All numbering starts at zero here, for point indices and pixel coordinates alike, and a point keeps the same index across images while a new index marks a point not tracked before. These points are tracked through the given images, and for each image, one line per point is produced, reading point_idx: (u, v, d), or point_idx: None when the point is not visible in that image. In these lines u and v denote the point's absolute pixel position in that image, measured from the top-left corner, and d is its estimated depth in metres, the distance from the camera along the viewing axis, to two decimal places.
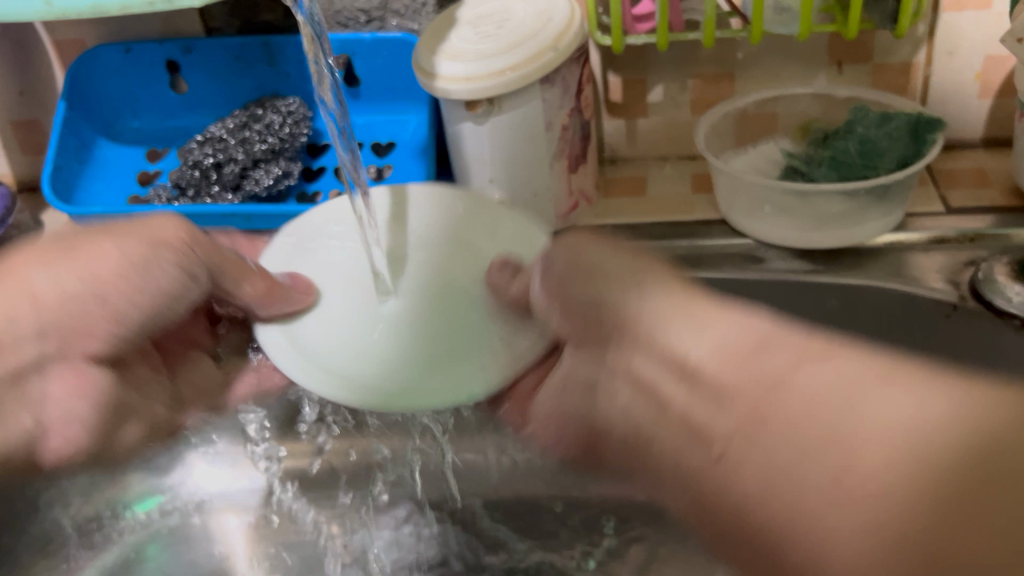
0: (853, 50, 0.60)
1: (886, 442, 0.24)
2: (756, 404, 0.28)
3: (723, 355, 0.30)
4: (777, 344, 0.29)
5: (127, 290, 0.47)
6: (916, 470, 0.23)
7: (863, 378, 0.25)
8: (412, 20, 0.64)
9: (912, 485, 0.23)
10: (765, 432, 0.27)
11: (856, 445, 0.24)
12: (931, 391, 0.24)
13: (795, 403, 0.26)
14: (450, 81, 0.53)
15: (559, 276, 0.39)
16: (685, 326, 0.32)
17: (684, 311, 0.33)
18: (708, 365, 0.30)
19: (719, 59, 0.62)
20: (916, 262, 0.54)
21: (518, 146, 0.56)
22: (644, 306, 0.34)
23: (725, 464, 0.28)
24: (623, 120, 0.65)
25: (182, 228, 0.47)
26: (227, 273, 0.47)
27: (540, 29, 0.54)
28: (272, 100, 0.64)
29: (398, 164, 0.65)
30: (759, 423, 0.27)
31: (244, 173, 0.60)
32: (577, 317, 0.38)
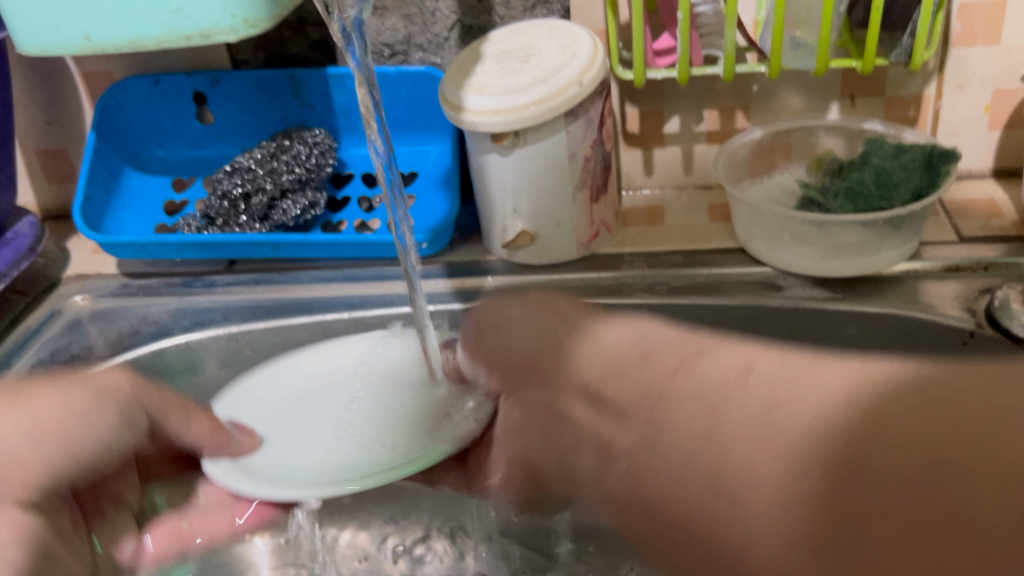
0: (865, 84, 0.62)
1: (775, 455, 0.33)
2: (673, 435, 0.39)
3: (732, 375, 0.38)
4: (693, 363, 0.40)
5: (64, 440, 0.44)
6: (811, 457, 0.32)
7: (779, 392, 0.35)
8: (436, 53, 0.66)
9: (805, 460, 0.32)
10: (716, 428, 0.37)
11: (749, 454, 0.34)
12: (835, 381, 0.33)
13: (740, 409, 0.36)
14: (477, 114, 0.55)
15: (474, 334, 0.50)
16: (612, 339, 0.44)
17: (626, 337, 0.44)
18: (728, 383, 0.37)
19: (736, 92, 0.63)
20: (930, 290, 0.56)
21: (542, 177, 0.58)
22: (610, 337, 0.44)
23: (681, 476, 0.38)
24: (641, 150, 0.66)
25: (124, 377, 0.48)
26: (167, 417, 0.49)
27: (565, 64, 0.55)
28: (299, 131, 0.65)
29: (421, 193, 0.67)
30: (705, 426, 0.37)
31: (272, 203, 0.62)
32: (512, 373, 0.48)
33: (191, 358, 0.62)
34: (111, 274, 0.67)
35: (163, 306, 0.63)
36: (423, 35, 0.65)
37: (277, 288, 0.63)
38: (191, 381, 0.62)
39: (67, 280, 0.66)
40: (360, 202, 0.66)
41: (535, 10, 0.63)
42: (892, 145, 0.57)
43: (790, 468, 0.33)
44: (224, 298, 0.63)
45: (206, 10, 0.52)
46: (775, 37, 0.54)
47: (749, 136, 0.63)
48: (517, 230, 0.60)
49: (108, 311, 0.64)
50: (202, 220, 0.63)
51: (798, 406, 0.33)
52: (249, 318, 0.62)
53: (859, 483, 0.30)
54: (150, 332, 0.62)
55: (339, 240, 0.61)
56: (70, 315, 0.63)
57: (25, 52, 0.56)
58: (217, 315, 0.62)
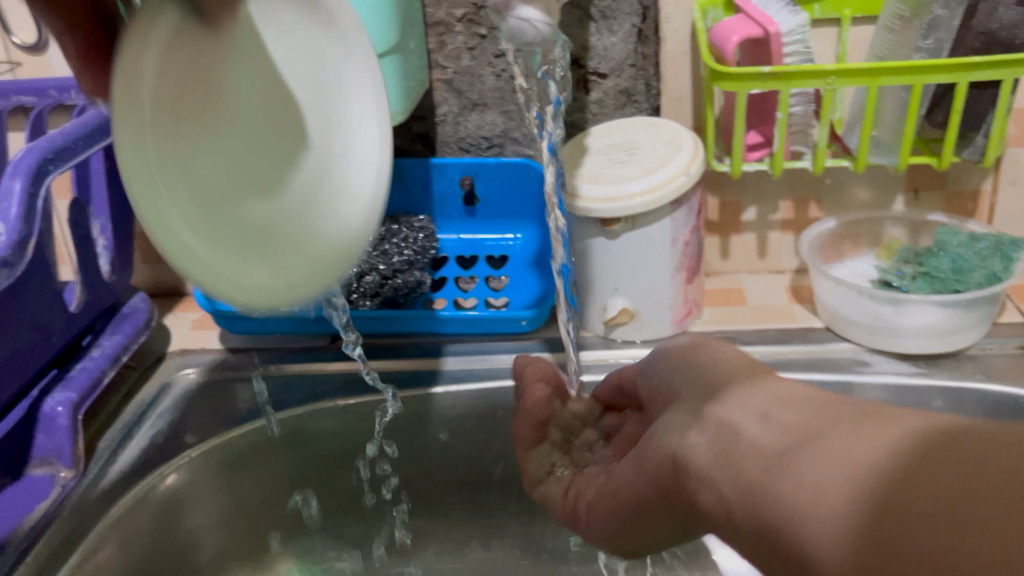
0: (929, 179, 0.68)
1: (849, 469, 0.25)
2: (789, 444, 0.28)
3: (774, 423, 0.30)
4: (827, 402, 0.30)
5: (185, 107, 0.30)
6: (874, 481, 0.24)
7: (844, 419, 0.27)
8: (529, 146, 0.71)
9: (869, 496, 0.24)
10: (784, 476, 0.27)
11: (813, 489, 0.26)
12: (882, 421, 0.26)
13: (818, 461, 0.26)
14: (592, 201, 0.59)
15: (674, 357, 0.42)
16: (752, 394, 0.33)
17: (760, 386, 0.33)
18: (758, 431, 0.30)
19: (810, 184, 0.69)
20: (1005, 364, 0.60)
21: (645, 259, 0.62)
22: (731, 385, 0.35)
23: (773, 487, 0.28)
24: (719, 236, 0.72)
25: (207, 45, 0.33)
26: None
27: (672, 157, 0.60)
28: (406, 217, 0.70)
29: (514, 275, 0.70)
30: (777, 474, 0.28)
31: (383, 281, 0.65)
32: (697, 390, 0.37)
33: (311, 429, 0.63)
34: (216, 349, 0.69)
35: (270, 380, 0.66)
36: (519, 129, 0.70)
37: (386, 362, 0.66)
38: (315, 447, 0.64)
39: (172, 354, 0.69)
40: (458, 281, 0.70)
41: (625, 108, 0.69)
42: (965, 236, 0.63)
43: (846, 524, 0.24)
44: (331, 373, 0.66)
45: None
46: (863, 136, 0.60)
47: (826, 225, 0.68)
48: (618, 307, 0.64)
49: (219, 385, 0.66)
50: None
51: (858, 451, 0.25)
52: (362, 390, 0.64)
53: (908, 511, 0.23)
54: (266, 405, 0.64)
55: (452, 316, 0.64)
56: (179, 387, 0.66)
57: None
58: (329, 387, 0.65)
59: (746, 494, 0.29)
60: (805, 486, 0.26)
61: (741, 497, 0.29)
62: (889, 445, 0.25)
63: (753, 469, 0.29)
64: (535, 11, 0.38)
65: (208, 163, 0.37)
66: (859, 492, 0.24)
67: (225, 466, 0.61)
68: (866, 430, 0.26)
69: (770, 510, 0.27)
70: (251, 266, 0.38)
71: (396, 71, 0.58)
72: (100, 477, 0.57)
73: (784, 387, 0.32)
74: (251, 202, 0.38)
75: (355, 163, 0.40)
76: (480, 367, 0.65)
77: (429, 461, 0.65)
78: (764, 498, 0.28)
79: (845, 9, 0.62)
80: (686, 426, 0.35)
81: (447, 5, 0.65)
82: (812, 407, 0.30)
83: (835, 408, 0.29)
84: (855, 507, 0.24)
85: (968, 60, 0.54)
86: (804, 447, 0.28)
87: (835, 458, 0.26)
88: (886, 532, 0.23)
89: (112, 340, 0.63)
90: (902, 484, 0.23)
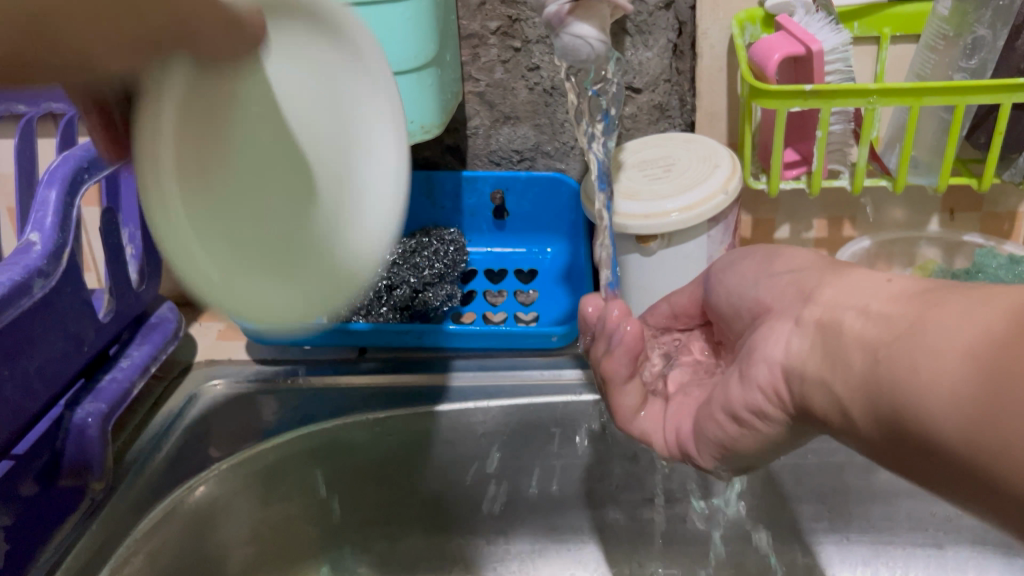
0: (966, 200, 0.67)
1: (955, 347, 0.28)
2: (900, 331, 0.31)
3: (882, 311, 0.33)
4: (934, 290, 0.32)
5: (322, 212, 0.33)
6: (982, 352, 0.27)
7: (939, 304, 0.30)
8: (561, 160, 0.70)
9: (977, 367, 0.27)
10: (892, 358, 0.30)
11: (928, 366, 0.28)
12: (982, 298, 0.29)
13: (929, 338, 0.29)
14: (628, 218, 0.58)
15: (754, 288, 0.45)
16: (850, 293, 0.36)
17: (854, 286, 0.36)
18: (869, 320, 0.33)
19: (845, 203, 0.68)
20: None
21: (678, 275, 0.62)
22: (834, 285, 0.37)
23: (885, 366, 0.31)
24: (751, 254, 0.71)
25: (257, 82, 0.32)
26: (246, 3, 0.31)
27: (710, 174, 0.60)
28: (436, 230, 0.70)
29: (544, 290, 0.70)
30: (886, 359, 0.31)
31: (415, 293, 0.65)
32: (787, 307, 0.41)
33: (340, 444, 0.63)
34: (242, 359, 0.69)
35: (300, 392, 0.65)
36: (551, 143, 0.70)
37: (415, 375, 0.66)
38: (345, 461, 0.63)
39: (199, 365, 0.68)
40: (486, 295, 0.69)
41: (659, 123, 0.70)
42: (1004, 258, 0.62)
43: (956, 394, 0.27)
44: (361, 386, 0.65)
45: None
46: (903, 157, 0.59)
47: (861, 245, 0.67)
48: None
49: (247, 397, 0.65)
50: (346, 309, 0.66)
51: (966, 325, 0.28)
52: (391, 404, 0.63)
53: (1008, 366, 0.25)
54: (293, 419, 0.63)
55: (484, 330, 0.63)
56: (206, 399, 0.65)
57: None
58: (357, 402, 0.64)
59: (866, 381, 0.32)
60: (916, 362, 0.29)
61: (855, 389, 0.32)
62: (997, 312, 0.27)
63: (857, 360, 0.32)
64: (590, 28, 0.37)
65: (213, 239, 0.35)
66: (970, 361, 0.27)
67: (254, 480, 0.61)
68: (966, 300, 0.29)
69: (888, 393, 0.30)
70: (274, 284, 0.37)
71: (434, 84, 0.58)
72: (128, 490, 0.57)
73: (882, 280, 0.35)
74: (290, 222, 0.37)
75: (371, 207, 0.38)
76: (509, 383, 0.64)
77: (457, 477, 0.65)
78: (882, 384, 0.31)
79: (885, 27, 0.61)
80: (788, 330, 0.39)
81: (482, 17, 0.65)
82: (907, 296, 0.32)
83: (930, 296, 0.31)
84: (961, 372, 0.27)
85: (1013, 81, 0.53)
86: (909, 331, 0.30)
87: (941, 327, 0.29)
88: (991, 390, 0.26)
89: (141, 351, 0.62)
90: (1006, 350, 0.26)
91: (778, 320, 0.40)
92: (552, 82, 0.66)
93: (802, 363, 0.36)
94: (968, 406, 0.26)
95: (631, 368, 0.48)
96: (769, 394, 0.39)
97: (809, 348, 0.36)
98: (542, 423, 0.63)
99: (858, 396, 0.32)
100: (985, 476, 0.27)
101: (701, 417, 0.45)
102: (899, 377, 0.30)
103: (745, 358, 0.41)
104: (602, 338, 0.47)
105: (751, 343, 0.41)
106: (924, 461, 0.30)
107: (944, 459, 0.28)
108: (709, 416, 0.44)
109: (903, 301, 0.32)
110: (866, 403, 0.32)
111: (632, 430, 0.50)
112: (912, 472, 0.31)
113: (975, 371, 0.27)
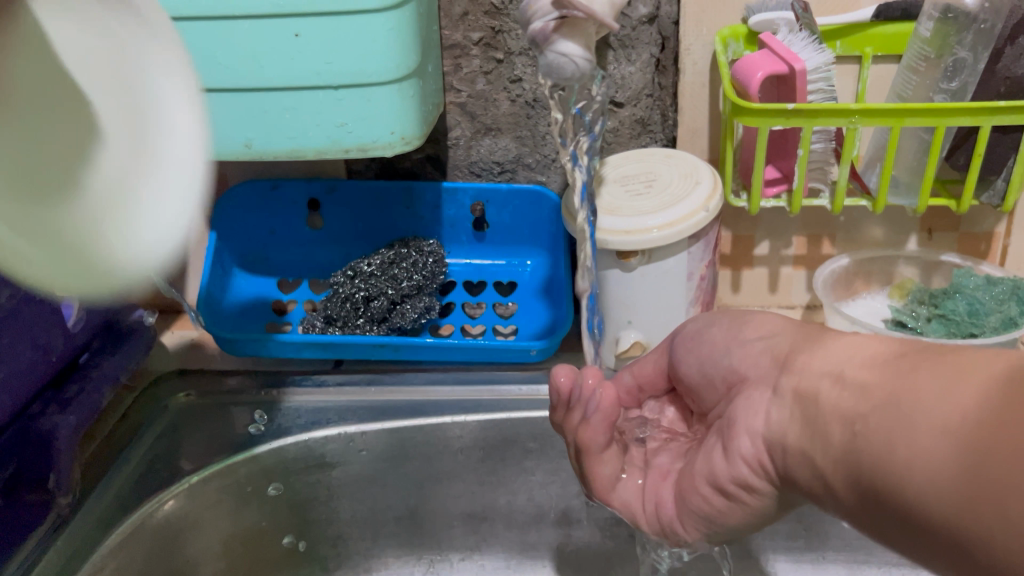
0: (943, 220, 0.68)
1: (945, 423, 0.28)
2: (878, 401, 0.31)
3: (859, 375, 0.33)
4: (904, 356, 0.32)
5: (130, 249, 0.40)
6: (976, 428, 0.27)
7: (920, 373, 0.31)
8: (542, 173, 0.70)
9: (971, 443, 0.27)
10: (872, 432, 0.31)
11: (916, 441, 0.29)
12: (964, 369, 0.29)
13: (917, 410, 0.29)
14: (610, 232, 0.58)
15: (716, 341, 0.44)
16: (820, 355, 0.36)
17: (820, 348, 0.37)
18: (846, 384, 0.33)
19: (824, 222, 0.68)
20: None
21: (659, 292, 0.61)
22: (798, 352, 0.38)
23: (868, 438, 0.31)
24: (730, 270, 0.71)
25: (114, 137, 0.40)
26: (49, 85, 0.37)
27: (691, 191, 0.59)
28: (415, 241, 0.69)
29: (522, 303, 0.69)
30: (866, 431, 0.31)
31: (392, 306, 0.65)
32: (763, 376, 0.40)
33: (315, 457, 0.62)
34: (216, 369, 0.68)
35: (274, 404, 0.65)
36: (532, 156, 0.69)
37: (392, 391, 0.65)
38: (318, 475, 0.63)
39: (172, 375, 0.67)
40: (465, 307, 0.69)
41: (640, 138, 0.69)
42: (980, 278, 0.62)
43: (947, 468, 0.27)
44: (336, 399, 0.65)
45: (368, 128, 0.56)
46: (883, 177, 0.59)
47: (839, 263, 0.68)
48: (630, 340, 0.63)
49: (219, 409, 0.65)
50: (323, 321, 0.65)
51: (956, 397, 0.28)
52: (367, 418, 0.63)
53: (1005, 444, 0.26)
54: (267, 431, 0.62)
55: (462, 344, 0.63)
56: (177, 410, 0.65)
57: None
58: (332, 415, 0.63)
59: (844, 456, 0.32)
60: (902, 439, 0.29)
61: (837, 460, 0.32)
62: (981, 395, 0.28)
63: (837, 432, 0.32)
64: (575, 47, 0.37)
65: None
66: (960, 438, 0.27)
67: (226, 494, 0.60)
68: (950, 374, 0.29)
69: (869, 470, 0.30)
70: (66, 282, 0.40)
71: (415, 95, 0.57)
72: (96, 506, 0.56)
73: (850, 344, 0.35)
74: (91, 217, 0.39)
75: (151, 217, 0.40)
76: (489, 398, 0.64)
77: (432, 492, 0.64)
78: (862, 459, 0.31)
79: (867, 47, 0.61)
80: (764, 399, 0.38)
81: (464, 28, 0.64)
82: (881, 362, 0.33)
83: (909, 363, 0.32)
84: (952, 449, 0.27)
85: (992, 103, 0.54)
86: (890, 403, 0.31)
87: (925, 407, 0.29)
88: (988, 468, 0.26)
89: (113, 362, 0.61)
90: (999, 428, 0.26)
91: (753, 390, 0.39)
92: (534, 95, 0.66)
93: (784, 434, 0.36)
94: (960, 482, 0.27)
95: (608, 435, 0.46)
96: (754, 465, 0.37)
97: (789, 418, 0.36)
98: (518, 438, 0.63)
99: (838, 461, 0.32)
100: (960, 555, 0.27)
101: (683, 487, 0.43)
102: (881, 456, 0.30)
103: (727, 433, 0.39)
104: (578, 406, 0.44)
105: (730, 415, 0.40)
106: (902, 536, 0.30)
107: (926, 534, 0.28)
108: (692, 488, 0.42)
109: (878, 366, 0.33)
110: (843, 465, 0.32)
111: (612, 501, 0.47)
112: (883, 537, 0.31)
113: (964, 458, 0.27)
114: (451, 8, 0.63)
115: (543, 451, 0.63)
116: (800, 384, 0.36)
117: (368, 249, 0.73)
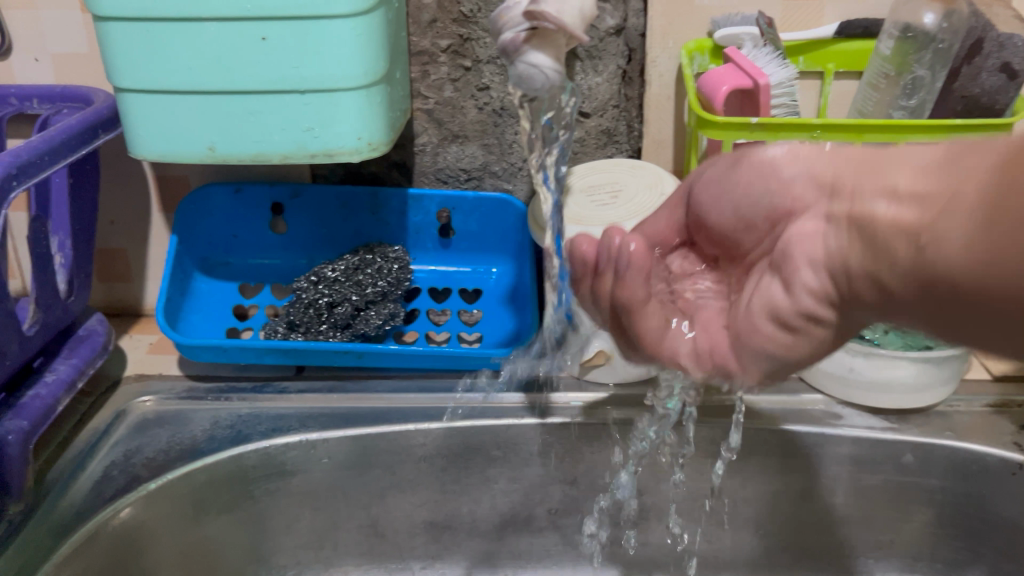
0: None
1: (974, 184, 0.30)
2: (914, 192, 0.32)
3: (904, 166, 0.33)
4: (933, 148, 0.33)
5: None
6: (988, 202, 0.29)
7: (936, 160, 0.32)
8: (508, 181, 0.70)
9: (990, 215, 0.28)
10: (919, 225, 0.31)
11: (945, 231, 0.30)
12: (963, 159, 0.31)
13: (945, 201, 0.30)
14: (576, 242, 0.58)
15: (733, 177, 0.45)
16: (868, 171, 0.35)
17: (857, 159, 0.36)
18: (891, 181, 0.33)
19: None
20: (972, 421, 0.61)
21: None
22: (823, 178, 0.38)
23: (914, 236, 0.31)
24: None
25: None
26: None
27: (657, 202, 0.60)
28: (380, 247, 0.69)
29: (487, 310, 0.69)
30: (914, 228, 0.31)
31: (356, 312, 0.64)
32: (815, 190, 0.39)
33: (275, 465, 0.61)
34: (175, 375, 0.67)
35: (234, 411, 0.64)
36: (499, 163, 0.69)
37: (354, 399, 0.64)
38: (279, 483, 0.62)
39: (130, 380, 0.66)
40: (430, 314, 0.69)
41: (606, 148, 0.70)
42: None
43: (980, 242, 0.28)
44: (298, 405, 0.64)
45: (335, 133, 0.56)
46: None
47: None
48: (594, 348, 0.63)
49: (178, 414, 0.64)
50: (285, 327, 0.65)
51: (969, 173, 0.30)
52: (328, 425, 0.62)
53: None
54: (227, 438, 0.61)
55: (426, 351, 0.63)
56: (135, 416, 0.63)
57: (139, 156, 0.57)
58: (294, 421, 0.62)
59: (897, 266, 0.32)
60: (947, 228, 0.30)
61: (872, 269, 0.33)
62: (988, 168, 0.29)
63: (894, 246, 0.32)
64: (546, 57, 0.37)
65: None
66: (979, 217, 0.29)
67: (184, 502, 0.59)
68: (971, 154, 0.31)
69: (925, 276, 0.31)
70: None
71: (382, 100, 0.57)
72: (49, 515, 0.55)
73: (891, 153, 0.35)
74: None
75: None
76: (452, 405, 0.64)
77: (395, 499, 0.64)
78: (918, 269, 0.31)
79: (829, 63, 0.63)
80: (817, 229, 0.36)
81: (432, 34, 0.64)
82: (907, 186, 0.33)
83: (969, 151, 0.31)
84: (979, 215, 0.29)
85: (949, 121, 0.55)
86: (925, 202, 0.31)
87: (966, 172, 0.30)
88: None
89: (67, 367, 0.60)
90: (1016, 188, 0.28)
91: (802, 217, 0.38)
92: (502, 103, 0.66)
93: (844, 257, 0.34)
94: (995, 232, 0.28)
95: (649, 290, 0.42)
96: (821, 295, 0.35)
97: (848, 243, 0.34)
98: (482, 446, 0.63)
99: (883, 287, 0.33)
100: None
101: (744, 324, 0.40)
102: (930, 254, 0.30)
103: (785, 265, 0.37)
104: (611, 267, 0.42)
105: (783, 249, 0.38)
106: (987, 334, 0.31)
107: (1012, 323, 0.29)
108: (752, 328, 0.39)
109: (927, 172, 0.32)
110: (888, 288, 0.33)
111: (663, 353, 0.44)
112: (955, 332, 0.32)
113: (988, 214, 0.29)
114: (419, 14, 0.63)
115: (507, 458, 0.63)
116: (852, 206, 0.35)
117: (331, 254, 0.72)
